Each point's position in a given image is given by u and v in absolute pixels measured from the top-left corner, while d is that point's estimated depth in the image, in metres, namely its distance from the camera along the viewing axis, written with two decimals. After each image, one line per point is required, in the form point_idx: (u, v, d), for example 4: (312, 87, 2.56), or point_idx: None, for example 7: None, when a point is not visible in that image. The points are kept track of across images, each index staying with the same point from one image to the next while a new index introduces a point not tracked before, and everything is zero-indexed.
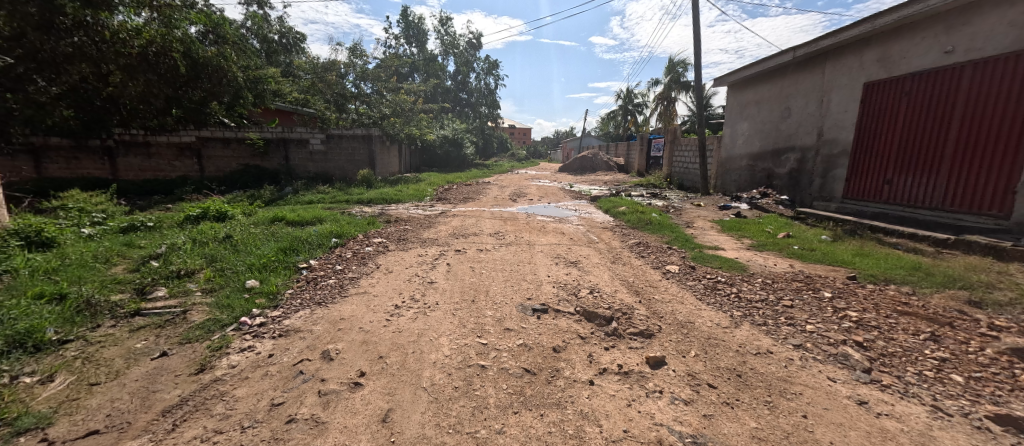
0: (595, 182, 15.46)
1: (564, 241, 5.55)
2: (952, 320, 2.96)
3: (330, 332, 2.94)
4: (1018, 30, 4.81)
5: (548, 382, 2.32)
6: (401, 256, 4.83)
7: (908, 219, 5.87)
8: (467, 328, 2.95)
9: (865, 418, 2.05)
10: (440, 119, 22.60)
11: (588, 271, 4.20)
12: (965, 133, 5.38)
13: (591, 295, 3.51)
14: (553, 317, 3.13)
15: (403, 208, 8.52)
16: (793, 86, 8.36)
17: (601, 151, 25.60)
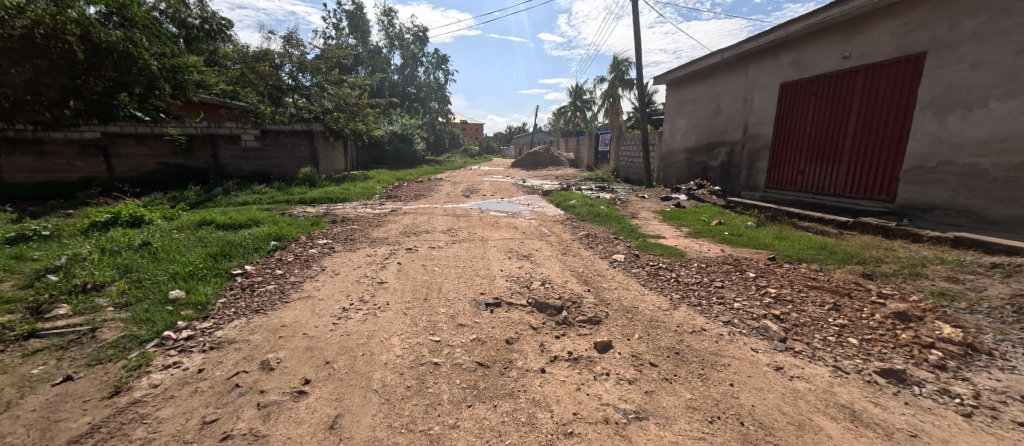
0: (546, 177, 15.79)
1: (516, 235, 5.63)
2: (852, 291, 3.39)
3: (269, 340, 2.78)
4: (899, 40, 5.52)
5: (501, 373, 2.36)
6: (348, 257, 4.65)
7: (818, 205, 6.59)
8: (419, 326, 2.92)
9: (780, 382, 2.30)
10: (387, 114, 21.84)
11: (540, 264, 4.30)
12: (861, 128, 6.11)
13: (542, 286, 3.61)
14: (506, 310, 3.18)
15: (350, 206, 8.18)
16: (722, 85, 9.02)
17: (553, 147, 26.04)
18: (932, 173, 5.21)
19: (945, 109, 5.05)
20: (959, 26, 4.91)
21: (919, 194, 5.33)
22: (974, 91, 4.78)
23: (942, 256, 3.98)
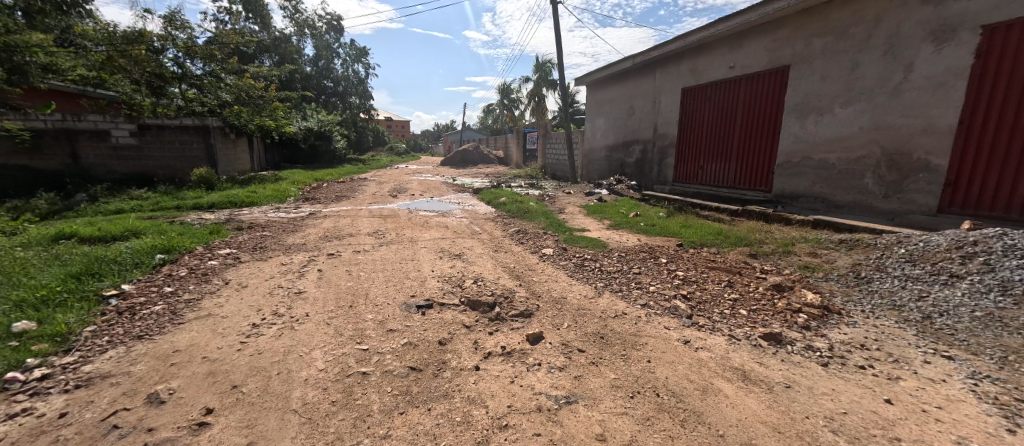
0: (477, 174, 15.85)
1: (446, 234, 5.62)
2: (743, 269, 3.93)
3: (157, 370, 2.48)
4: (771, 54, 6.45)
5: (435, 375, 2.38)
6: (259, 267, 4.29)
7: (716, 197, 7.46)
8: (345, 335, 2.82)
9: (687, 353, 2.61)
10: (300, 110, 20.26)
11: (472, 262, 4.34)
12: (746, 128, 7.03)
13: (475, 284, 3.66)
14: (438, 311, 3.18)
15: (259, 211, 7.49)
16: (634, 88, 9.76)
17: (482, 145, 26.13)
18: (799, 167, 6.18)
19: (806, 113, 6.01)
20: (812, 44, 5.88)
21: (790, 184, 6.30)
22: (826, 98, 5.74)
23: (809, 236, 4.77)
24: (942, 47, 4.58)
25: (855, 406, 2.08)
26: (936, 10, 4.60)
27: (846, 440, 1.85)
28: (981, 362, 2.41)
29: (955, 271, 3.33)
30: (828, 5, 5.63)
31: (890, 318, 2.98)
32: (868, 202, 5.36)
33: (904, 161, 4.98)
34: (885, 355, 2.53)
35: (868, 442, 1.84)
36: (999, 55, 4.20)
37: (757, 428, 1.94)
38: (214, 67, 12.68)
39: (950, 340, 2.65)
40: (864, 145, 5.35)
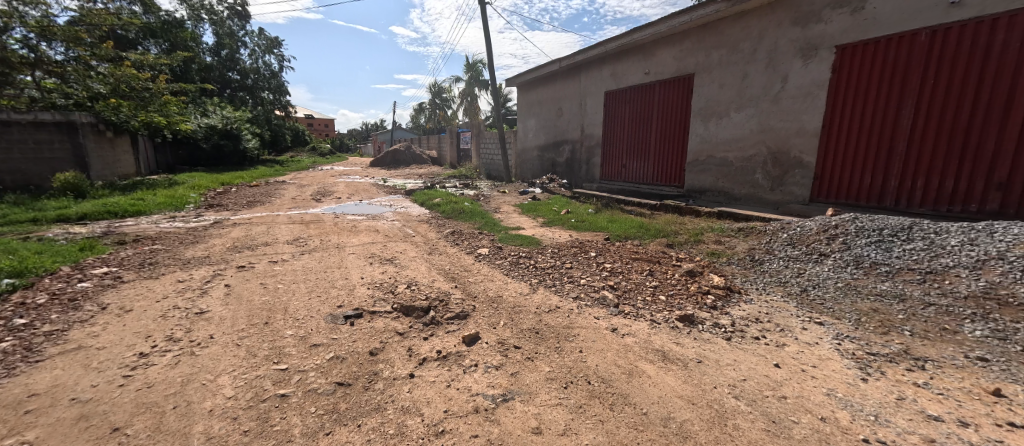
0: (409, 175, 15.47)
1: (375, 239, 5.41)
2: (662, 259, 4.31)
3: (5, 421, 2.02)
4: (680, 63, 7.09)
5: (365, 388, 2.27)
6: (147, 286, 3.79)
7: (637, 193, 8.06)
8: (259, 356, 2.58)
9: (615, 340, 2.82)
10: (197, 106, 18.06)
11: (405, 266, 4.26)
12: (661, 130, 7.66)
13: (408, 289, 3.60)
14: (369, 320, 3.07)
15: (148, 222, 6.61)
16: (561, 91, 10.17)
17: (414, 144, 25.51)
18: (705, 165, 6.88)
19: (709, 116, 6.71)
20: (711, 56, 6.57)
21: (699, 180, 7.00)
22: (724, 103, 6.46)
23: (716, 226, 5.34)
24: (810, 62, 5.40)
25: (752, 372, 2.40)
26: (804, 30, 5.41)
27: (747, 404, 2.12)
28: (842, 325, 2.91)
29: (824, 251, 3.97)
30: (724, 21, 6.34)
31: (778, 294, 3.48)
32: (759, 195, 6.14)
33: (785, 159, 5.78)
34: (774, 325, 2.95)
35: (763, 403, 2.12)
36: (848, 70, 5.08)
37: (676, 404, 2.15)
38: (80, 51, 10.38)
39: (820, 309, 3.17)
40: (755, 145, 6.11)
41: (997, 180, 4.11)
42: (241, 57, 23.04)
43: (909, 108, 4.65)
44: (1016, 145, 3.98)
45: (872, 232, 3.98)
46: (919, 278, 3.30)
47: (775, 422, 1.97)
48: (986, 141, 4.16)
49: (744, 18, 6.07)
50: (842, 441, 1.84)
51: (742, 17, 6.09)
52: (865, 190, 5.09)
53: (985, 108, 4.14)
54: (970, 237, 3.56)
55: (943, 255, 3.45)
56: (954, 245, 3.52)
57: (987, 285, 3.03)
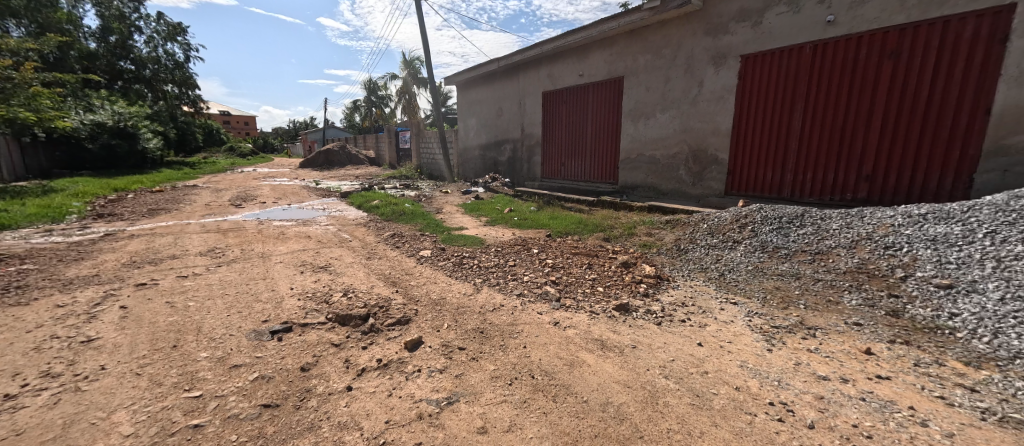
0: (344, 177, 14.76)
1: (307, 246, 5.07)
2: (600, 252, 4.53)
3: None
4: (611, 66, 7.45)
5: (296, 407, 2.09)
6: (15, 315, 3.16)
7: (576, 190, 8.38)
8: (166, 385, 2.23)
9: (557, 333, 2.93)
10: (77, 99, 15.54)
11: (341, 273, 4.06)
12: (596, 130, 8.00)
13: (345, 297, 3.42)
14: (300, 333, 2.84)
15: (18, 238, 5.60)
16: (501, 90, 10.26)
17: (349, 144, 24.33)
18: (635, 162, 7.31)
19: (638, 117, 7.14)
20: (639, 60, 6.99)
21: (630, 177, 7.45)
22: (650, 105, 6.91)
23: (647, 220, 5.71)
24: (721, 69, 5.97)
25: (678, 352, 2.64)
26: (715, 40, 5.97)
27: (674, 382, 2.33)
28: (752, 304, 3.29)
29: (738, 239, 4.40)
30: (648, 28, 6.78)
31: (700, 279, 3.82)
32: (683, 189, 6.66)
33: (704, 156, 6.34)
34: (697, 308, 3.26)
35: (687, 379, 2.35)
36: (750, 78, 5.72)
37: (614, 389, 2.29)
38: None
39: (734, 291, 3.55)
40: (678, 143, 6.61)
41: (865, 173, 4.87)
42: (136, 44, 20.06)
43: (799, 112, 5.36)
44: (877, 144, 4.75)
45: (775, 220, 4.47)
46: (811, 259, 3.81)
47: (699, 396, 2.19)
48: (856, 140, 4.92)
49: (665, 26, 6.54)
50: (753, 406, 2.10)
51: (663, 25, 6.56)
52: (767, 184, 5.75)
53: (854, 113, 4.90)
54: (849, 221, 4.15)
55: (828, 238, 4.00)
56: (837, 228, 4.09)
57: (859, 261, 3.59)
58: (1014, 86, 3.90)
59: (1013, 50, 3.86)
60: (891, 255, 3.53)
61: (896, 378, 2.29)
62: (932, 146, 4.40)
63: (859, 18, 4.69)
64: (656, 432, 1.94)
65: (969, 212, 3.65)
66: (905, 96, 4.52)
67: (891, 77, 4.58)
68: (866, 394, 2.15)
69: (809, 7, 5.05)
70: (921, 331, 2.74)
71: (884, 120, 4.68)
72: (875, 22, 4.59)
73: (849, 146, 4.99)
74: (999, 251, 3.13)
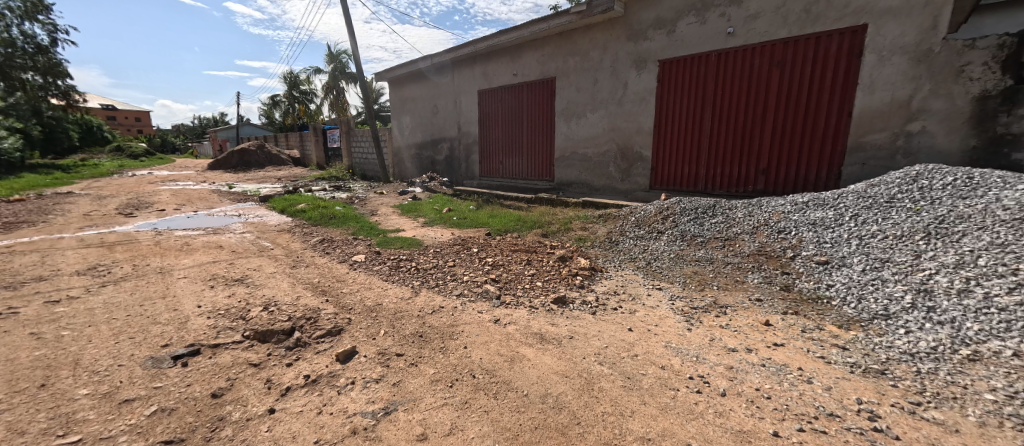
0: (266, 179, 13.60)
1: (219, 257, 4.57)
2: (538, 248, 4.62)
3: None
4: (543, 66, 7.63)
5: (208, 439, 1.88)
6: None
7: (514, 189, 8.49)
8: (31, 434, 1.87)
9: (498, 330, 2.93)
10: None
11: (262, 285, 3.72)
12: (531, 128, 8.14)
13: (266, 310, 3.13)
14: (210, 355, 2.55)
15: None
16: (434, 88, 10.06)
17: (269, 143, 22.42)
18: (569, 160, 7.57)
19: (570, 116, 7.39)
20: (569, 61, 7.23)
21: (564, 174, 7.70)
22: (581, 104, 7.19)
23: (582, 215, 5.94)
24: (642, 72, 6.38)
25: (611, 339, 2.79)
26: (636, 45, 6.36)
27: (608, 367, 2.46)
28: (675, 288, 3.58)
29: (662, 229, 4.71)
30: (576, 31, 7.03)
31: (630, 268, 4.06)
32: (613, 185, 7.03)
33: (630, 153, 6.73)
34: (628, 295, 3.47)
35: (620, 363, 2.50)
36: (665, 81, 6.18)
37: (552, 380, 2.35)
38: None
39: (659, 277, 3.82)
40: (607, 141, 6.96)
41: (762, 168, 5.49)
42: None
43: (707, 113, 5.88)
44: (771, 142, 5.38)
45: (692, 211, 4.85)
46: (720, 244, 4.22)
47: (630, 378, 2.35)
48: (755, 139, 5.52)
49: (591, 30, 6.83)
50: (676, 381, 2.31)
51: (590, 28, 6.83)
52: (682, 179, 6.25)
53: (752, 114, 5.50)
54: (750, 209, 4.64)
55: (734, 225, 4.43)
56: (741, 216, 4.55)
57: (759, 245, 4.05)
58: (867, 93, 4.66)
59: (867, 63, 4.62)
60: (783, 238, 4.04)
61: (788, 344, 2.67)
62: (812, 144, 5.09)
63: (753, 31, 5.28)
64: (593, 417, 2.04)
65: (839, 198, 4.29)
66: (790, 101, 5.18)
67: (780, 84, 5.22)
68: (766, 360, 2.48)
69: (713, 18, 5.57)
70: (806, 301, 3.21)
71: (776, 121, 5.32)
72: (766, 34, 5.20)
73: (749, 144, 5.59)
74: (861, 230, 3.73)
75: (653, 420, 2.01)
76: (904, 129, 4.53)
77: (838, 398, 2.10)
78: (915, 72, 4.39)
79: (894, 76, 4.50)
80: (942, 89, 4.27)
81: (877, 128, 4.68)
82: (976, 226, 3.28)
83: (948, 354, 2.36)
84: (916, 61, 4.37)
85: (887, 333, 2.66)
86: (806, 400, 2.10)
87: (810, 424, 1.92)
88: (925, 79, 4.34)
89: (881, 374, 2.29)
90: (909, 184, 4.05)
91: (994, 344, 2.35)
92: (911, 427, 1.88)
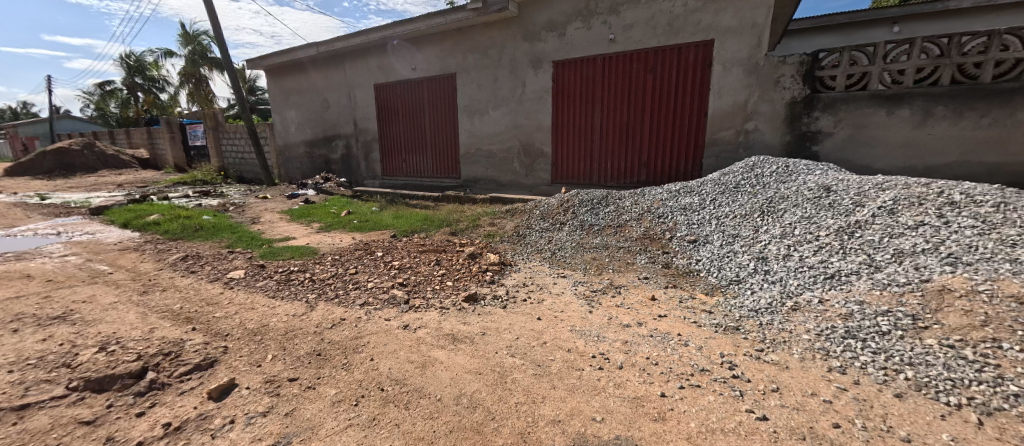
0: (105, 185, 11.14)
1: (25, 290, 3.53)
2: (447, 247, 4.50)
3: None
4: (441, 62, 7.46)
5: None
6: None
7: (420, 187, 8.22)
8: None
9: (408, 337, 2.77)
10: None
11: (101, 319, 3.01)
12: (433, 125, 7.93)
13: (108, 349, 2.54)
14: (16, 421, 1.97)
15: None
16: (324, 80, 9.22)
17: (109, 141, 18.40)
18: (475, 156, 7.54)
19: (473, 113, 7.35)
20: (467, 58, 7.17)
21: (469, 170, 7.67)
22: (483, 101, 7.19)
23: (489, 211, 5.94)
24: (538, 72, 6.59)
25: (521, 330, 2.82)
26: (532, 45, 6.54)
27: (520, 358, 2.48)
28: (577, 275, 3.77)
29: (564, 221, 4.92)
30: (473, 28, 6.97)
31: (536, 260, 4.16)
32: (518, 180, 7.20)
33: (532, 150, 6.94)
34: (535, 286, 3.56)
35: (531, 352, 2.54)
36: (558, 80, 6.47)
37: (465, 379, 2.29)
38: None
39: (563, 265, 3.99)
40: (510, 138, 7.08)
41: (644, 161, 6.06)
42: None
43: (595, 110, 6.29)
44: (650, 139, 5.96)
45: (589, 202, 5.14)
46: (613, 231, 4.55)
47: (540, 365, 2.40)
48: (636, 136, 6.06)
49: (489, 28, 6.83)
50: (581, 362, 2.43)
51: (487, 26, 6.84)
52: (579, 173, 6.63)
53: (633, 114, 6.02)
54: (636, 198, 5.07)
55: (624, 213, 4.81)
56: (629, 205, 4.95)
57: (644, 230, 4.45)
58: (717, 97, 5.42)
59: (716, 72, 5.36)
60: (662, 222, 4.50)
61: (670, 315, 2.98)
62: (682, 141, 5.77)
63: (629, 39, 5.80)
64: (507, 410, 2.03)
65: (702, 185, 4.91)
66: (662, 102, 5.78)
67: (655, 87, 5.80)
68: (653, 331, 2.74)
69: (597, 25, 5.97)
70: (681, 275, 3.62)
71: (653, 120, 5.90)
72: (641, 43, 5.73)
73: (632, 141, 6.11)
74: (718, 212, 4.33)
75: (563, 402, 2.08)
76: (743, 128, 5.37)
77: (707, 354, 2.43)
78: (747, 81, 5.21)
79: (734, 83, 5.30)
80: (766, 96, 5.15)
81: (725, 127, 5.48)
82: (792, 203, 4.01)
83: (778, 306, 2.89)
84: (748, 72, 5.19)
85: (740, 295, 3.15)
86: (685, 360, 2.39)
87: (688, 380, 2.21)
88: (754, 87, 5.18)
89: (737, 330, 2.70)
90: (750, 171, 4.81)
91: (808, 295, 2.93)
92: (758, 370, 2.28)
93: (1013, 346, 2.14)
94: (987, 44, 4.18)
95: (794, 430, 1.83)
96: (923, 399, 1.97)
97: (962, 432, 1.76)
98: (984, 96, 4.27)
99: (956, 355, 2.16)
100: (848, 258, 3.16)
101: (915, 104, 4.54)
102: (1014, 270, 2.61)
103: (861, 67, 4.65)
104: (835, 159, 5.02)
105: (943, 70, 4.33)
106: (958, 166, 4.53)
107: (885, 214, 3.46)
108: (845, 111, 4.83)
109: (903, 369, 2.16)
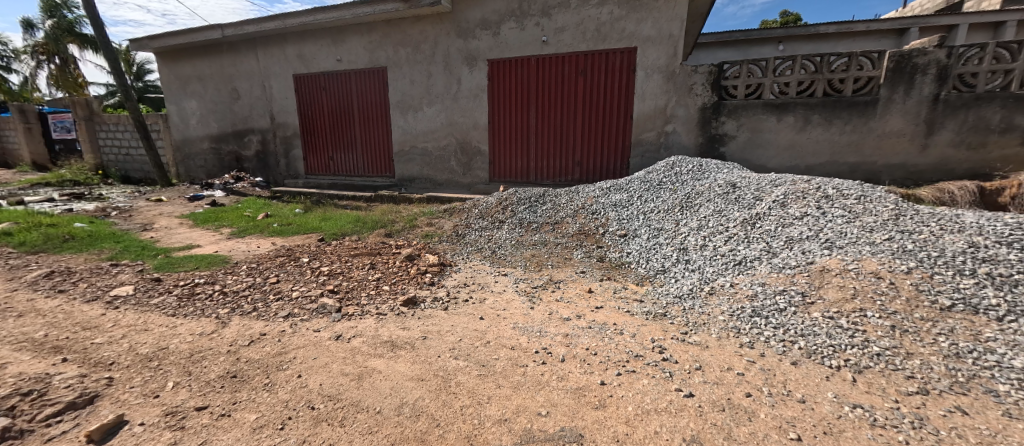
0: None
1: None
2: (382, 249, 4.28)
3: None
4: (370, 54, 7.06)
5: None
6: None
7: (351, 186, 7.72)
8: None
9: (341, 347, 2.56)
10: None
11: None
12: (363, 120, 7.50)
13: None
14: None
15: None
16: (233, 67, 8.25)
17: None
18: (409, 154, 7.27)
19: (406, 109, 7.07)
20: (398, 52, 6.86)
21: (403, 169, 7.38)
22: (416, 98, 6.94)
23: (427, 210, 5.74)
24: (473, 69, 6.51)
25: (464, 331, 2.75)
26: (466, 42, 6.44)
27: (464, 360, 2.40)
28: (517, 272, 3.77)
29: (503, 219, 4.91)
30: (404, 21, 6.69)
31: (476, 259, 4.10)
32: (456, 179, 7.08)
33: (469, 148, 6.86)
34: (476, 285, 3.51)
35: (474, 353, 2.48)
36: (492, 78, 6.45)
37: (407, 387, 2.16)
38: None
39: (503, 264, 3.97)
40: (446, 136, 6.94)
41: (577, 160, 6.27)
42: None
43: (530, 110, 6.37)
44: (582, 138, 6.18)
45: (527, 200, 5.19)
46: (551, 228, 4.63)
47: (484, 366, 2.35)
48: (569, 135, 6.24)
49: (421, 22, 6.60)
50: (525, 358, 2.42)
51: (419, 20, 6.59)
52: (516, 171, 6.67)
53: (566, 114, 6.18)
54: (571, 196, 5.23)
55: (560, 210, 4.92)
56: (564, 202, 5.07)
57: (579, 226, 4.60)
58: (641, 101, 5.77)
59: (639, 78, 5.70)
60: (595, 218, 4.69)
61: (606, 306, 3.10)
62: (611, 141, 6.06)
63: (561, 42, 5.94)
64: (451, 415, 1.95)
65: (630, 183, 5.19)
66: (593, 103, 6.02)
67: (585, 89, 6.01)
68: (593, 322, 2.82)
69: (531, 26, 6.04)
70: (615, 268, 3.79)
71: (584, 120, 6.12)
72: (572, 46, 5.91)
73: (565, 140, 6.28)
74: (644, 208, 4.61)
75: (508, 400, 2.05)
76: (663, 129, 5.77)
77: (641, 341, 2.55)
78: (666, 87, 5.61)
79: (655, 89, 5.68)
80: (682, 101, 5.59)
81: (648, 129, 5.85)
82: (706, 199, 4.38)
83: (698, 291, 3.14)
84: (667, 79, 5.59)
85: (666, 283, 3.38)
86: (621, 348, 2.48)
87: (625, 367, 2.30)
88: (672, 93, 5.60)
89: (664, 316, 2.88)
90: (670, 170, 5.18)
91: (721, 280, 3.21)
92: (683, 351, 2.44)
93: (875, 314, 2.53)
94: (848, 64, 4.94)
95: (715, 402, 1.99)
96: (813, 364, 2.25)
97: (842, 389, 2.04)
98: (846, 106, 5.03)
99: (835, 325, 2.51)
100: (752, 246, 3.52)
101: (798, 112, 5.20)
102: (874, 251, 3.08)
103: (757, 79, 5.22)
104: (738, 158, 5.58)
105: (817, 84, 5.05)
106: (830, 166, 5.29)
107: (779, 206, 3.91)
108: (744, 116, 5.39)
109: (797, 339, 2.45)
